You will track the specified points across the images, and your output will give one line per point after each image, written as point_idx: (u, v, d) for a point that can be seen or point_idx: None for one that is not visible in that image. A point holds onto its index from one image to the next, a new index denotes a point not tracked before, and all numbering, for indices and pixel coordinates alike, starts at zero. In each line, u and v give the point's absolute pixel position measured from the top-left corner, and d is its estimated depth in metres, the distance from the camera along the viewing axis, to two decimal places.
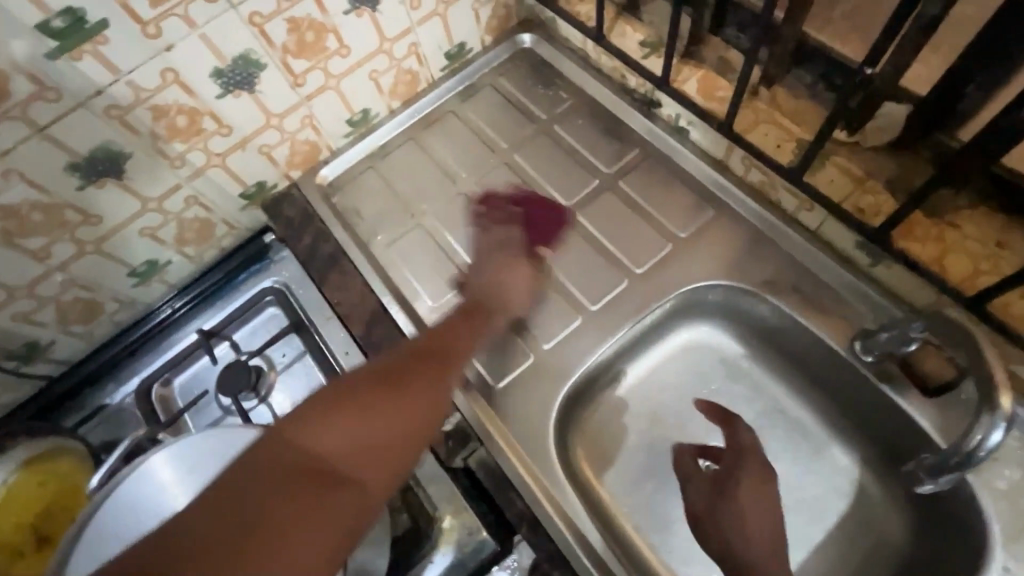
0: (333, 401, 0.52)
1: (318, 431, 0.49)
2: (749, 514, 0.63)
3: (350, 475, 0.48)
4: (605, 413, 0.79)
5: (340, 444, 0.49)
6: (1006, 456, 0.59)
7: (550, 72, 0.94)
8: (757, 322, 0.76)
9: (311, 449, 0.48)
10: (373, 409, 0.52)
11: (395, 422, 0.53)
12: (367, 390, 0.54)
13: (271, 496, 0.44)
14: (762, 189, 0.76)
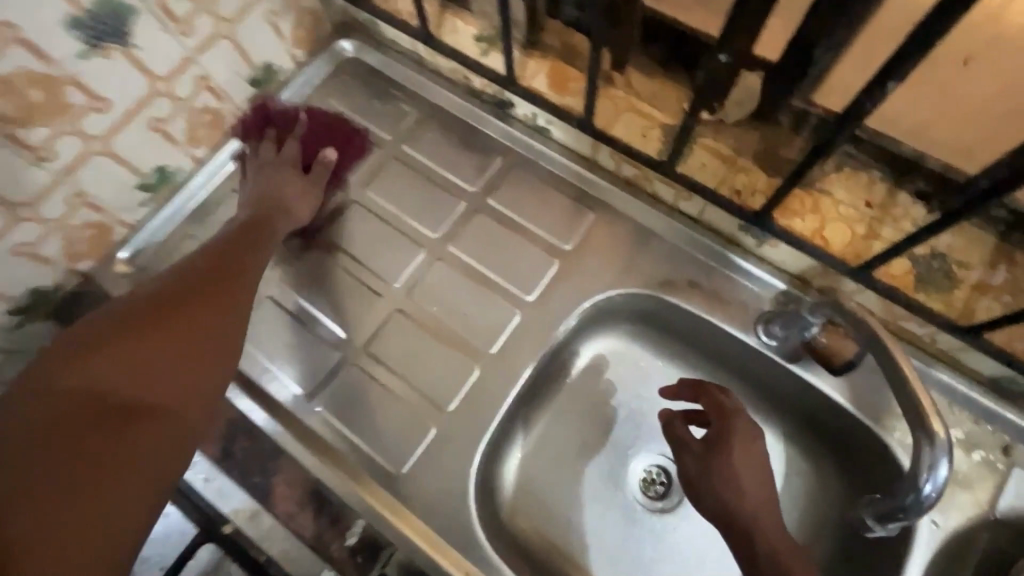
0: (117, 343, 0.53)
1: (98, 363, 0.52)
2: (743, 486, 0.59)
3: (149, 411, 0.51)
4: (530, 455, 0.72)
5: (106, 370, 0.51)
6: None
7: (384, 82, 0.80)
8: (663, 319, 0.72)
9: (158, 372, 0.53)
10: (157, 331, 0.55)
11: (192, 339, 0.56)
12: (174, 312, 0.56)
13: (79, 412, 0.48)
14: (637, 181, 0.70)
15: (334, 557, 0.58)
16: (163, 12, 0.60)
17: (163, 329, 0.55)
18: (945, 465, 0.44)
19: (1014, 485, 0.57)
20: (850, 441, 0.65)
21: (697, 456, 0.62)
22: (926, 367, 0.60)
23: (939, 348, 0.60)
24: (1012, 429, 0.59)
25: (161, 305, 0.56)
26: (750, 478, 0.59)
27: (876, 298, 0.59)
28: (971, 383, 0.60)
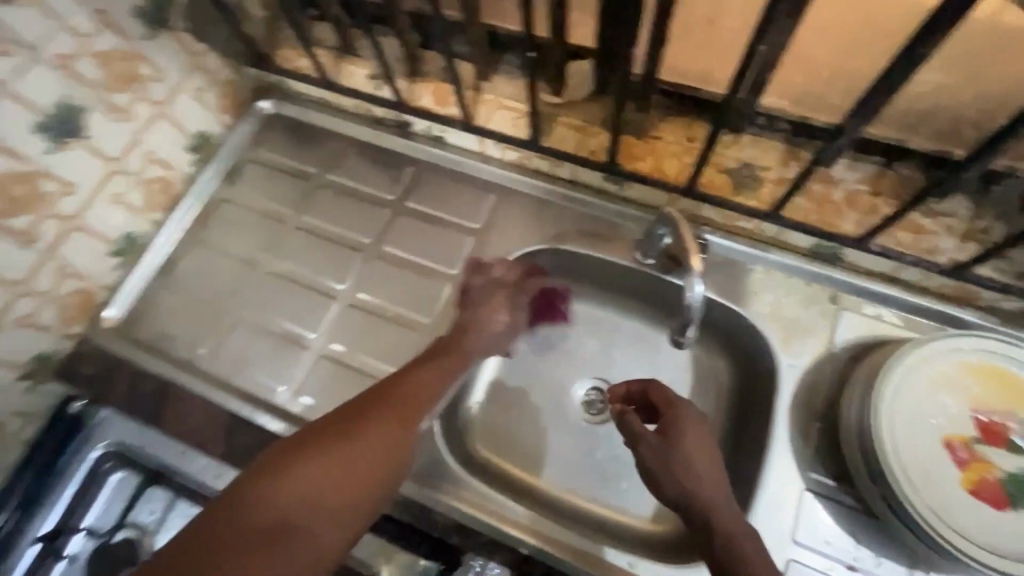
0: (304, 450, 0.56)
1: (333, 442, 0.58)
2: (698, 465, 0.63)
3: (368, 482, 0.57)
4: (489, 398, 0.87)
5: (334, 469, 0.56)
6: (759, 288, 0.78)
7: (303, 127, 0.96)
8: (569, 267, 0.88)
9: (299, 478, 0.54)
10: (403, 425, 0.62)
11: (413, 375, 0.68)
12: (327, 442, 0.58)
13: (356, 502, 0.56)
14: (522, 161, 0.86)
15: None
16: (106, 105, 0.74)
17: (347, 445, 0.58)
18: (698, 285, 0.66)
19: (843, 324, 0.75)
20: (729, 326, 0.81)
21: (660, 450, 0.66)
22: (763, 251, 0.78)
23: (770, 235, 0.78)
24: (835, 283, 0.76)
25: (331, 425, 0.60)
26: (704, 459, 0.64)
27: (712, 207, 0.77)
28: (797, 256, 0.77)
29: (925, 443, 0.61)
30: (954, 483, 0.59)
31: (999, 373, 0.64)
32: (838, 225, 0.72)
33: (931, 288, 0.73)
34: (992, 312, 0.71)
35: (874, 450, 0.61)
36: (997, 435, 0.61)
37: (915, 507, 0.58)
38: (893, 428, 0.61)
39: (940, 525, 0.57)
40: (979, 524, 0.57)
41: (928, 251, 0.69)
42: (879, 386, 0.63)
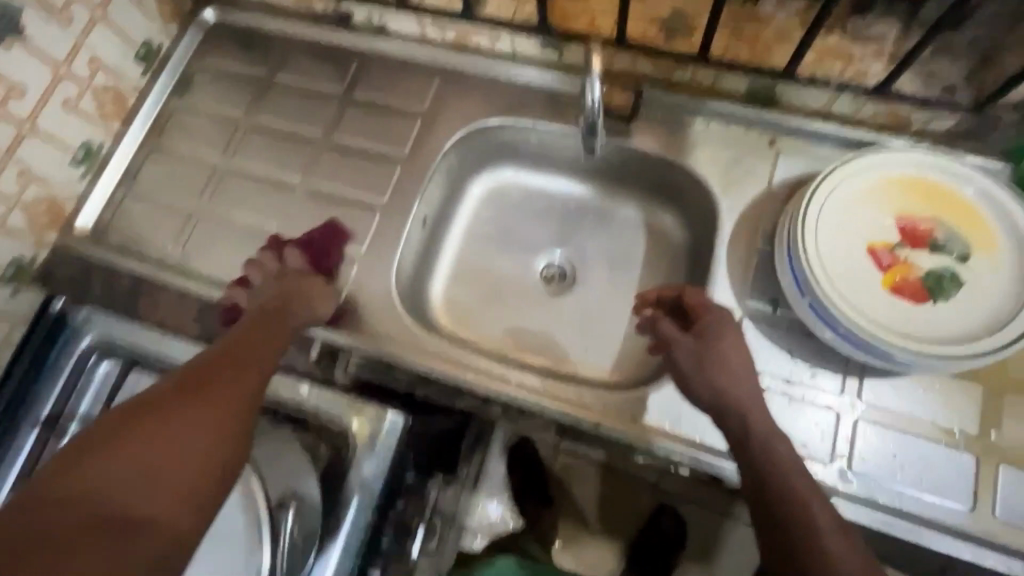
0: (169, 402, 0.59)
1: (160, 426, 0.57)
2: (738, 371, 0.63)
3: (222, 429, 0.59)
4: (451, 277, 0.91)
5: (135, 457, 0.54)
6: (700, 140, 0.79)
7: (248, 32, 0.96)
8: (520, 145, 0.89)
9: (189, 440, 0.57)
10: (196, 403, 0.59)
11: (248, 366, 0.64)
12: (183, 393, 0.60)
13: (186, 480, 0.55)
14: (463, 40, 0.87)
15: (305, 369, 0.75)
16: (41, 4, 0.75)
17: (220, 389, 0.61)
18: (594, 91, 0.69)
19: (781, 164, 0.76)
20: (676, 183, 0.83)
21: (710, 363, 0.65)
22: (702, 101, 0.79)
23: (707, 85, 0.78)
24: (773, 126, 0.77)
25: (183, 395, 0.60)
26: (742, 362, 0.64)
27: (646, 60, 0.77)
28: (735, 104, 0.78)
29: (848, 251, 0.63)
30: (875, 285, 0.62)
31: (924, 184, 0.65)
32: (770, 60, 0.72)
33: (865, 120, 0.74)
34: (926, 136, 0.73)
35: (798, 259, 0.62)
36: (919, 239, 0.63)
37: (839, 308, 0.60)
38: (818, 242, 0.63)
39: (858, 318, 0.60)
40: (894, 316, 0.61)
41: (857, 76, 0.70)
42: (805, 202, 0.64)
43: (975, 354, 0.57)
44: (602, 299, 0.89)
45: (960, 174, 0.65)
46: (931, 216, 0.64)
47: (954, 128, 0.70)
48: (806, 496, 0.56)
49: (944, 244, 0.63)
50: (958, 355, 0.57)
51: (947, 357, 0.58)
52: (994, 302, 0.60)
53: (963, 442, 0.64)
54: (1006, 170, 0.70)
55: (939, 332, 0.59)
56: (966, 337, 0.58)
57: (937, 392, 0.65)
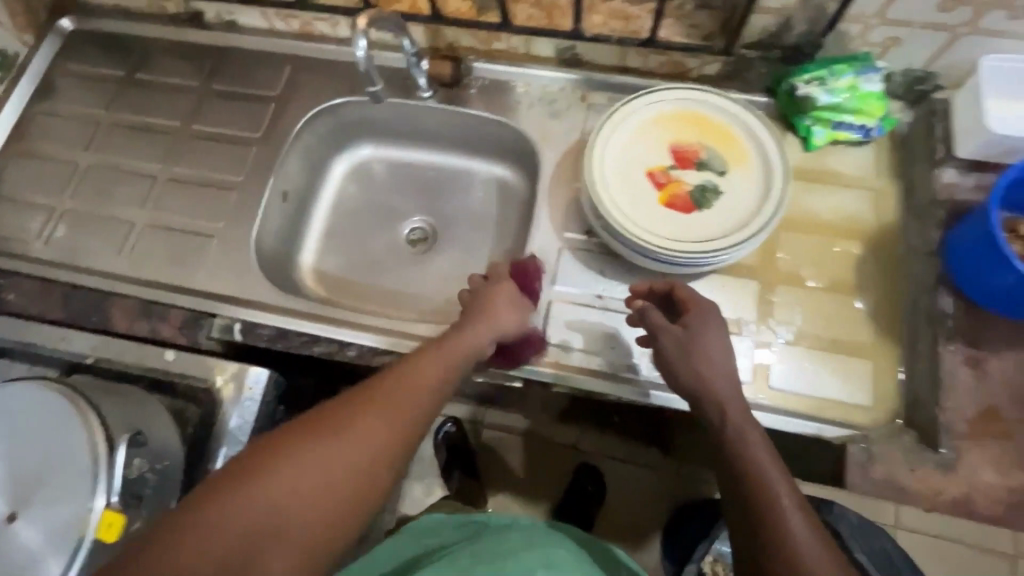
0: (296, 439, 0.51)
1: (286, 459, 0.49)
2: (714, 359, 0.61)
3: (385, 455, 0.53)
4: (320, 248, 0.97)
5: (303, 489, 0.49)
6: (521, 101, 0.89)
7: (107, 37, 1.01)
8: (373, 121, 0.97)
9: (315, 474, 0.49)
10: (383, 416, 0.54)
11: (458, 346, 0.63)
12: (319, 426, 0.52)
13: (330, 511, 0.49)
14: (306, 29, 0.94)
15: (168, 337, 0.80)
16: None
17: (392, 408, 0.55)
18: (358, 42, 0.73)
19: (592, 115, 0.87)
20: (509, 142, 0.93)
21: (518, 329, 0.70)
22: (520, 67, 0.89)
23: (522, 51, 0.89)
24: (581, 83, 0.88)
25: (308, 419, 0.53)
26: (719, 353, 0.62)
27: (465, 33, 0.87)
28: (547, 67, 0.89)
29: (631, 177, 0.74)
30: (653, 201, 0.73)
31: (692, 115, 0.78)
32: (562, 24, 0.83)
33: (654, 71, 0.86)
34: (703, 80, 0.85)
35: (589, 189, 0.72)
36: (687, 161, 0.75)
37: (620, 222, 0.71)
38: (604, 169, 0.74)
39: (642, 232, 0.71)
40: (670, 226, 0.72)
41: (634, 32, 0.81)
42: (592, 137, 0.75)
43: (732, 245, 0.69)
44: (462, 255, 0.98)
45: (720, 106, 0.77)
46: (696, 141, 0.76)
47: (721, 70, 0.83)
48: (764, 472, 0.54)
49: (707, 163, 0.75)
50: (719, 249, 0.69)
51: (705, 252, 0.69)
52: (746, 204, 0.72)
53: (743, 328, 0.74)
54: (768, 103, 0.83)
55: (705, 233, 0.71)
56: (723, 234, 0.70)
57: (721, 290, 0.76)
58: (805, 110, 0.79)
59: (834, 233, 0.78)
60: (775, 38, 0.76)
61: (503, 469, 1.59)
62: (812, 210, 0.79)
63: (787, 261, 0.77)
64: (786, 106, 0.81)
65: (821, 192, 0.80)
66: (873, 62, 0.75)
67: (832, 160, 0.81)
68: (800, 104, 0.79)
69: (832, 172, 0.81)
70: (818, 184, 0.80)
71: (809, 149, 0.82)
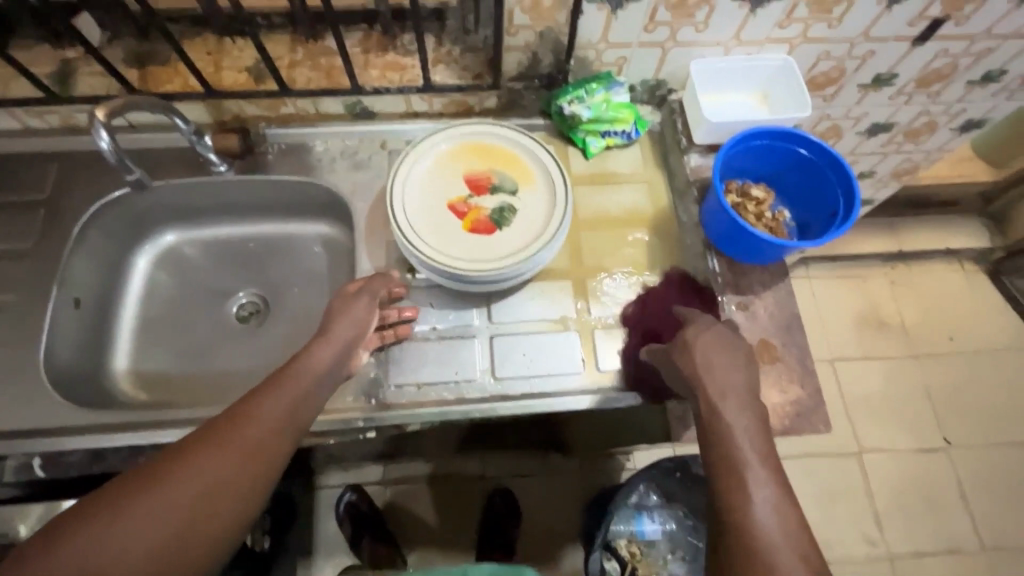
0: (195, 445, 0.54)
1: (186, 460, 0.53)
2: (716, 365, 0.63)
3: (277, 448, 0.59)
4: (136, 349, 0.89)
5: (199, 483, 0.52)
6: (323, 158, 0.91)
7: None
8: (170, 205, 0.92)
9: (206, 470, 0.53)
10: (223, 452, 0.55)
11: (300, 380, 0.64)
12: (216, 433, 0.55)
13: (227, 505, 0.53)
14: (69, 122, 0.87)
15: None
16: None
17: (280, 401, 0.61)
18: (100, 136, 0.70)
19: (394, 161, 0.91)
20: (322, 198, 0.94)
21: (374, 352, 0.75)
22: (315, 126, 0.91)
23: (313, 112, 0.91)
24: (379, 132, 0.93)
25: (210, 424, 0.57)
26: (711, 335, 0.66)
27: (248, 104, 0.88)
28: (341, 122, 0.92)
29: (434, 212, 0.81)
30: (458, 230, 0.80)
31: (480, 145, 0.85)
32: (343, 83, 0.87)
33: (442, 112, 0.93)
34: (486, 112, 0.93)
35: (395, 230, 0.77)
36: (481, 187, 0.83)
37: (430, 256, 0.77)
38: (407, 209, 0.80)
39: (450, 261, 0.77)
40: (474, 251, 0.79)
41: (411, 80, 0.88)
42: (389, 181, 0.80)
43: (525, 259, 0.78)
44: (299, 318, 0.94)
45: (503, 134, 0.85)
46: (485, 168, 0.84)
47: (499, 102, 0.92)
48: (732, 437, 0.57)
49: (500, 185, 0.83)
50: (514, 267, 0.77)
51: (508, 268, 0.77)
52: (536, 218, 0.81)
53: (570, 325, 0.82)
54: (546, 124, 0.93)
55: (504, 252, 0.79)
56: (518, 250, 0.78)
57: (544, 295, 0.84)
58: (576, 124, 0.90)
59: (623, 224, 0.89)
60: (531, 70, 0.86)
61: (415, 522, 1.54)
62: (605, 208, 0.90)
63: (593, 256, 0.87)
64: (560, 124, 0.91)
65: (607, 191, 0.91)
66: (615, 78, 0.88)
67: (608, 162, 0.94)
68: (569, 120, 0.90)
69: (611, 173, 0.93)
70: (603, 184, 0.92)
71: (590, 156, 0.93)
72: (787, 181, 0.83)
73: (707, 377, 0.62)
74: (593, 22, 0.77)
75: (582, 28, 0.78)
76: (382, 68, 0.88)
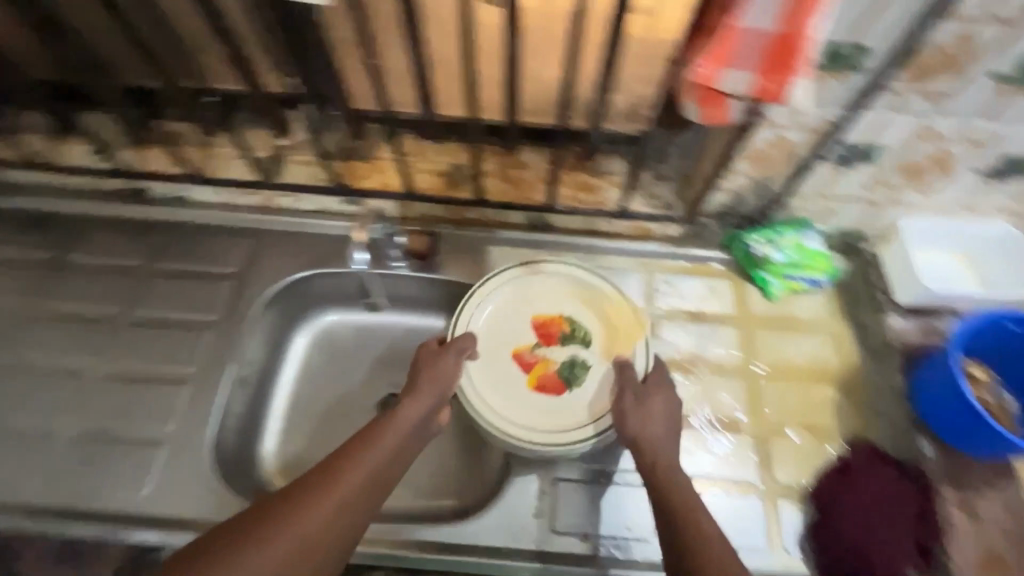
0: (274, 507, 0.57)
1: (286, 510, 0.57)
2: (653, 422, 0.69)
3: (371, 500, 0.62)
4: (284, 432, 0.87)
5: (299, 529, 0.56)
6: (497, 263, 0.90)
7: (35, 219, 0.91)
8: (339, 290, 0.92)
9: (309, 521, 0.57)
10: (334, 499, 0.59)
11: (389, 445, 0.65)
12: (317, 489, 0.59)
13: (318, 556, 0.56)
14: (268, 202, 0.92)
15: None
16: None
17: (370, 457, 0.64)
18: None
19: None
20: None
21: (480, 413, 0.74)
22: (494, 233, 0.91)
23: (493, 219, 0.91)
24: (554, 245, 0.91)
25: (328, 465, 0.62)
26: (662, 405, 0.71)
27: (438, 205, 0.90)
28: (519, 231, 0.92)
29: (529, 364, 0.79)
30: (521, 384, 0.78)
31: (570, 291, 0.84)
32: (533, 197, 0.87)
33: (621, 233, 0.91)
34: (666, 239, 0.91)
35: (457, 390, 0.75)
36: (552, 338, 0.81)
37: (489, 412, 0.75)
38: (481, 349, 0.79)
39: (527, 436, 0.73)
40: (544, 413, 0.76)
41: (601, 203, 0.87)
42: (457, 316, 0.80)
43: (582, 440, 0.73)
44: None
45: (662, 282, 0.89)
46: (558, 314, 0.82)
47: (682, 231, 0.90)
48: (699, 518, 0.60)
49: (571, 336, 0.81)
50: (586, 444, 0.72)
51: (547, 447, 0.73)
52: (609, 384, 0.77)
53: (753, 491, 0.74)
54: (727, 258, 0.90)
55: (582, 416, 0.75)
56: (578, 426, 0.74)
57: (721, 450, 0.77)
58: (762, 265, 0.86)
59: (810, 379, 0.82)
60: (731, 210, 0.85)
61: None
62: (790, 357, 0.84)
63: (778, 412, 0.79)
64: (744, 262, 0.87)
65: (792, 339, 0.85)
66: (811, 224, 0.84)
67: (796, 305, 0.87)
68: (757, 260, 0.86)
69: (800, 318, 0.86)
70: (788, 330, 0.85)
71: (770, 297, 0.88)
72: (1008, 360, 0.75)
73: (660, 470, 0.65)
74: (815, 178, 0.75)
75: (804, 181, 0.76)
76: (574, 187, 0.88)
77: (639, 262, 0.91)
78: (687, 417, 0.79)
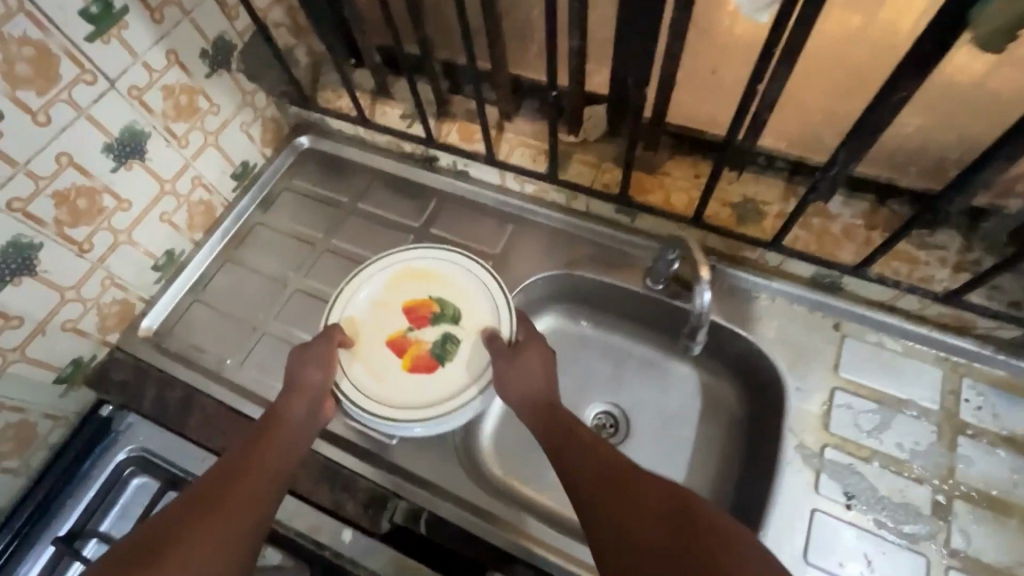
0: (172, 519, 0.58)
1: (183, 522, 0.58)
2: (530, 362, 0.72)
3: (276, 476, 0.65)
4: (501, 417, 0.89)
5: (226, 511, 0.60)
6: (765, 315, 0.81)
7: (339, 164, 1.03)
8: (580, 294, 0.92)
9: (233, 513, 0.60)
10: (225, 513, 0.60)
11: (274, 445, 0.67)
12: (211, 501, 0.60)
13: (260, 506, 0.62)
14: (539, 194, 0.93)
15: (350, 514, 0.75)
16: (167, 132, 0.82)
17: (281, 432, 0.69)
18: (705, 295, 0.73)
19: (847, 351, 0.77)
20: (738, 355, 0.83)
21: (457, 367, 0.77)
22: (768, 280, 0.82)
23: (772, 265, 0.82)
24: (838, 311, 0.79)
25: (218, 471, 0.64)
26: (537, 359, 0.73)
27: (714, 237, 0.83)
28: (798, 285, 0.81)
29: (372, 356, 0.79)
30: (397, 367, 0.77)
31: (432, 274, 0.84)
32: (837, 255, 0.76)
33: (929, 317, 0.76)
34: (990, 341, 0.74)
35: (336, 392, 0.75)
36: (422, 319, 0.81)
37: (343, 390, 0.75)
38: (358, 320, 0.81)
39: (423, 411, 0.74)
40: (404, 393, 0.76)
41: (923, 280, 0.73)
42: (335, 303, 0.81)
43: (473, 396, 0.74)
44: (661, 456, 0.85)
45: (973, 395, 0.73)
46: (427, 296, 0.82)
47: (1020, 338, 0.72)
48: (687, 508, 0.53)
49: (439, 321, 0.81)
50: (474, 401, 0.74)
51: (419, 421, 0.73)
52: (482, 355, 0.78)
53: None
54: None
55: (427, 399, 0.75)
56: (461, 390, 0.75)
57: None
58: None
59: None
60: None
61: None
62: None
63: None
64: None
65: None
66: None
67: None
68: None
69: None
70: None
71: None
72: None
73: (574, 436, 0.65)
74: None
75: None
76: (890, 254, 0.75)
77: (944, 357, 0.76)
78: (948, 548, 0.66)
